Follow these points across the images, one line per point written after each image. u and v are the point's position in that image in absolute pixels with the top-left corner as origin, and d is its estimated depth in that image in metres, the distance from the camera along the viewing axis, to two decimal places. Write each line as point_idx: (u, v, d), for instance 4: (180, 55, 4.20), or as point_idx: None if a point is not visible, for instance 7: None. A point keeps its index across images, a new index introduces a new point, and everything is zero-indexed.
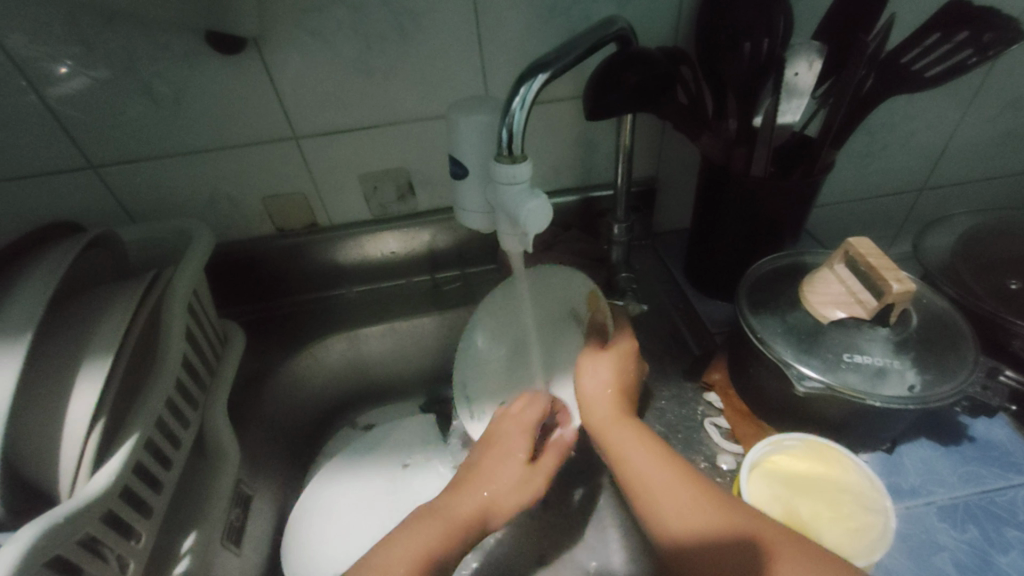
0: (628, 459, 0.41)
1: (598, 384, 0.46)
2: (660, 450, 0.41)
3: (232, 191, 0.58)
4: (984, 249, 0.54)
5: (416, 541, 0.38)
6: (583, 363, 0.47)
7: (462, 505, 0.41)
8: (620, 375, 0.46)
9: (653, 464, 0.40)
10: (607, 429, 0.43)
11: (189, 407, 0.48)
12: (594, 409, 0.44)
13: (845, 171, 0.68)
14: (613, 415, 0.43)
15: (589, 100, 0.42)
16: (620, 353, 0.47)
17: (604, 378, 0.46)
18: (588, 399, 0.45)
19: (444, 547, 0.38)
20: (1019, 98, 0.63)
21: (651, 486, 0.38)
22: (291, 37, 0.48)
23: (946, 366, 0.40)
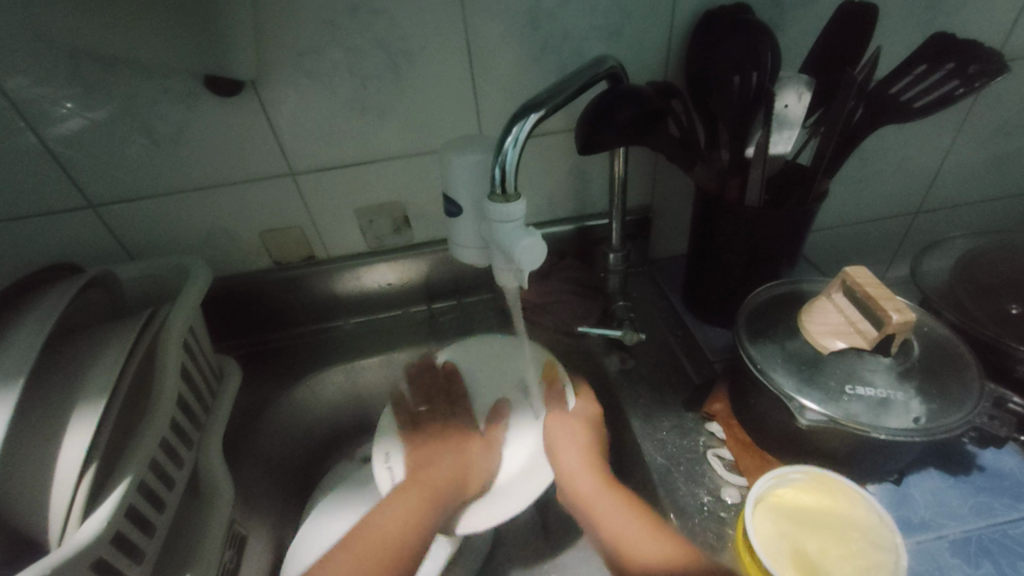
0: (609, 525, 0.44)
1: (578, 454, 0.47)
2: (631, 506, 0.45)
3: (229, 227, 0.58)
4: (983, 272, 0.54)
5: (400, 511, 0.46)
6: (553, 426, 0.50)
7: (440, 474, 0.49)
8: (593, 439, 0.49)
9: (629, 518, 0.44)
10: (588, 496, 0.46)
11: (183, 445, 0.47)
12: (575, 478, 0.46)
13: (839, 195, 0.68)
14: (597, 483, 0.46)
15: (581, 134, 0.43)
16: (585, 419, 0.50)
17: (580, 443, 0.48)
18: (567, 470, 0.47)
19: (424, 508, 0.46)
20: (1008, 122, 0.64)
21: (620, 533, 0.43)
22: (289, 76, 0.49)
23: (948, 394, 0.40)
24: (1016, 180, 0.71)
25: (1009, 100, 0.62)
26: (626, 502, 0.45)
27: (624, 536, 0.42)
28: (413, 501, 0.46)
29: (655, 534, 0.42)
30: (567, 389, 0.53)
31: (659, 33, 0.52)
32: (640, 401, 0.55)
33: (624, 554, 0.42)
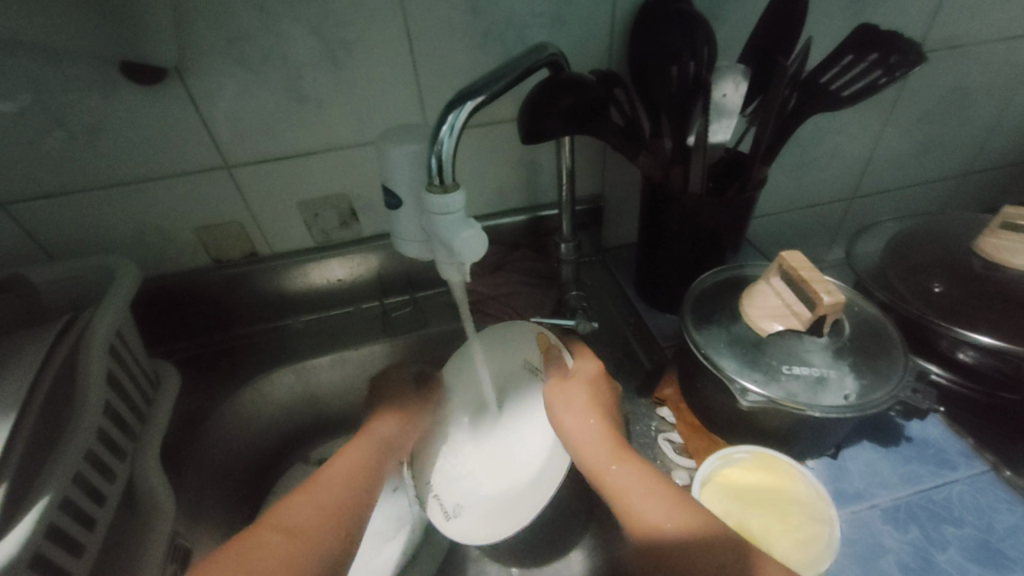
0: (626, 498, 0.38)
1: (579, 416, 0.44)
2: (643, 471, 0.40)
3: (161, 224, 0.55)
4: (910, 254, 0.57)
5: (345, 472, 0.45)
6: (552, 396, 0.47)
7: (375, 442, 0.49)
8: (595, 401, 0.45)
9: (641, 482, 0.39)
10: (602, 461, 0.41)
11: (114, 458, 0.44)
12: (582, 447, 0.42)
13: (780, 182, 0.70)
14: (608, 453, 0.41)
15: (525, 123, 0.42)
16: (584, 380, 0.47)
17: (578, 408, 0.45)
18: (575, 436, 0.43)
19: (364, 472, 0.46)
20: (931, 110, 0.68)
21: (645, 502, 0.37)
22: (217, 64, 0.46)
23: (877, 371, 0.42)
24: (940, 166, 0.75)
25: (932, 88, 0.65)
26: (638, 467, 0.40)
27: (644, 509, 0.37)
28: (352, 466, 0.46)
29: (670, 496, 0.38)
30: (563, 353, 0.51)
31: (602, 20, 0.51)
32: None
33: (639, 514, 0.37)
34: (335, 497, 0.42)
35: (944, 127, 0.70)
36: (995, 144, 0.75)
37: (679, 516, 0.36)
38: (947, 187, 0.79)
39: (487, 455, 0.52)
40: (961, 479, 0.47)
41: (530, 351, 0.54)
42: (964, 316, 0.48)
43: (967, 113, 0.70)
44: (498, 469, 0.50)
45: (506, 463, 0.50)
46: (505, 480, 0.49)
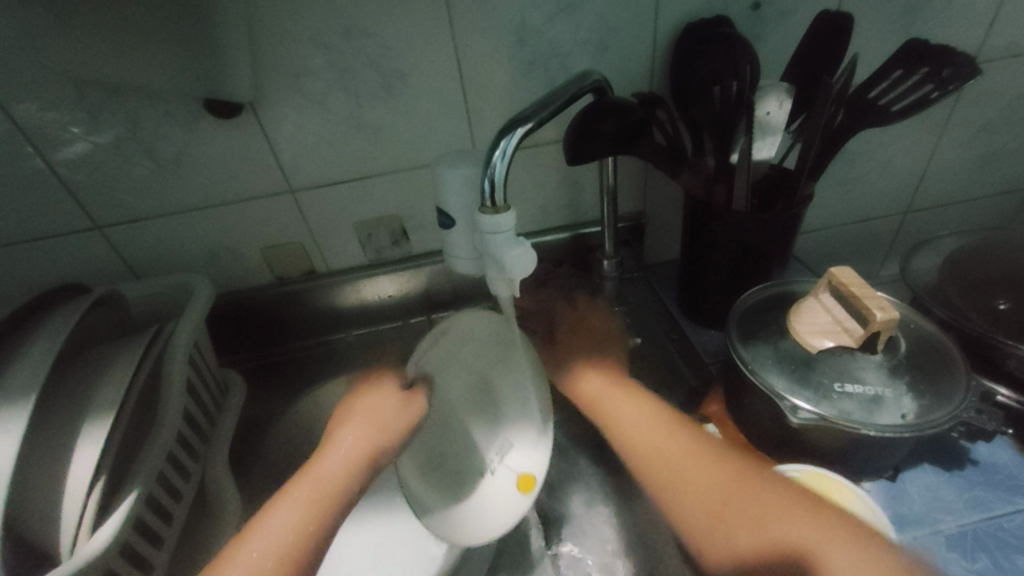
0: (706, 496, 0.39)
1: (603, 379, 0.50)
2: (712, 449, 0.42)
3: (232, 244, 0.60)
4: (973, 274, 0.55)
5: (290, 516, 0.37)
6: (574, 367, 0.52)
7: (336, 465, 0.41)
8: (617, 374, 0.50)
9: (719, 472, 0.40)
10: (606, 408, 0.48)
11: (189, 459, 0.48)
12: (601, 394, 0.49)
13: (828, 198, 0.69)
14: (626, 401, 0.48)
15: (569, 145, 0.45)
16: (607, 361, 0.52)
17: (604, 374, 0.50)
18: (595, 391, 0.49)
19: (314, 518, 0.38)
20: (991, 121, 0.66)
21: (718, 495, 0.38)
22: (287, 98, 0.51)
23: (937, 390, 0.40)
24: (1004, 179, 0.72)
25: (991, 98, 0.63)
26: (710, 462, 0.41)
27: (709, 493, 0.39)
28: (301, 505, 0.38)
29: (685, 468, 0.41)
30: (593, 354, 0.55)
31: (643, 45, 0.53)
32: None
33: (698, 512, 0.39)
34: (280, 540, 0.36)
35: (1006, 138, 0.68)
36: None
37: (745, 511, 0.37)
38: (1012, 200, 0.75)
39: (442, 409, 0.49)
40: None
41: (519, 458, 0.44)
42: None
43: None
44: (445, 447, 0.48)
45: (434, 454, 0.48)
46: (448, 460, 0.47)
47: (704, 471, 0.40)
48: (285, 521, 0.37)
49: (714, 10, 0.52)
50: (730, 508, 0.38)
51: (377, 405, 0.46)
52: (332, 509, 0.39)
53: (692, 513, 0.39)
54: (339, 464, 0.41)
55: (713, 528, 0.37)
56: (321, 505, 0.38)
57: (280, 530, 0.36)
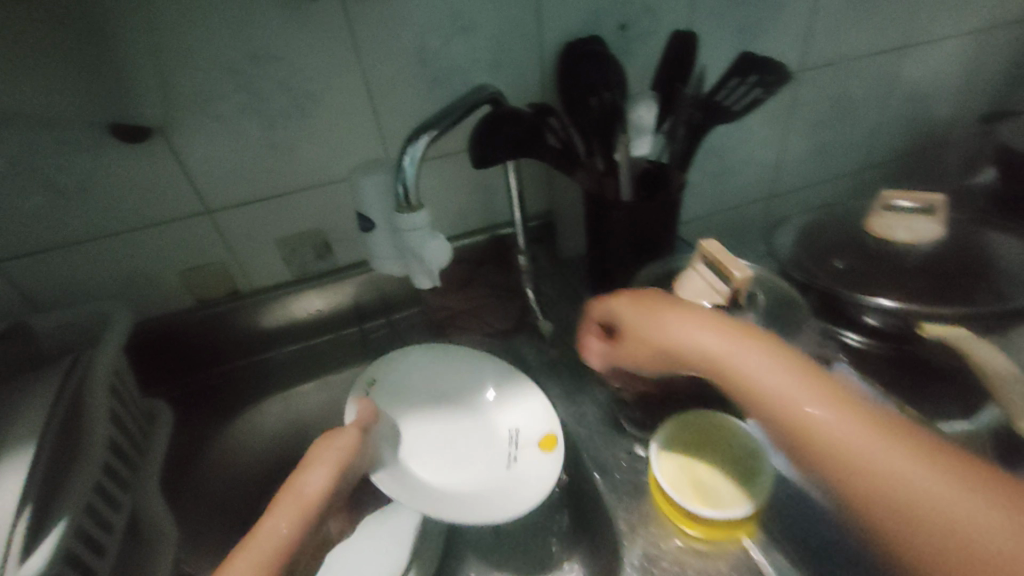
0: (826, 426, 0.34)
1: (631, 306, 0.47)
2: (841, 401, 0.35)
3: (147, 271, 0.59)
4: (820, 240, 0.66)
5: None
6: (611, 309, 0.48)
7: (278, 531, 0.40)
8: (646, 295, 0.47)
9: (798, 382, 0.36)
10: (725, 360, 0.39)
11: (119, 490, 0.47)
12: (637, 325, 0.45)
13: (706, 188, 0.80)
14: (715, 334, 0.41)
15: (475, 149, 0.51)
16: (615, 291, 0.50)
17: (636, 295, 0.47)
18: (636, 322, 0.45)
19: None
20: (822, 117, 0.80)
21: (834, 432, 0.34)
22: (197, 121, 0.52)
23: (789, 332, 0.49)
24: (839, 164, 0.87)
25: (818, 99, 0.77)
26: (793, 371, 0.37)
27: (837, 430, 0.34)
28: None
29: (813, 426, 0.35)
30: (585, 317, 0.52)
31: (532, 63, 0.60)
32: (562, 383, 0.62)
33: (808, 436, 0.35)
34: None
35: (835, 130, 0.83)
36: (881, 141, 0.88)
37: (890, 469, 0.32)
38: (850, 181, 0.91)
39: (436, 433, 0.56)
40: None
41: (528, 432, 0.53)
42: (863, 285, 0.58)
43: (852, 118, 0.82)
44: (451, 462, 0.54)
45: (450, 467, 0.53)
46: (462, 469, 0.53)
47: (850, 430, 0.34)
48: None
49: (588, 32, 0.60)
50: (865, 462, 0.32)
51: (317, 455, 0.45)
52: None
53: (833, 467, 0.33)
54: (281, 522, 0.40)
55: (861, 502, 0.32)
56: (263, 570, 0.37)
57: None
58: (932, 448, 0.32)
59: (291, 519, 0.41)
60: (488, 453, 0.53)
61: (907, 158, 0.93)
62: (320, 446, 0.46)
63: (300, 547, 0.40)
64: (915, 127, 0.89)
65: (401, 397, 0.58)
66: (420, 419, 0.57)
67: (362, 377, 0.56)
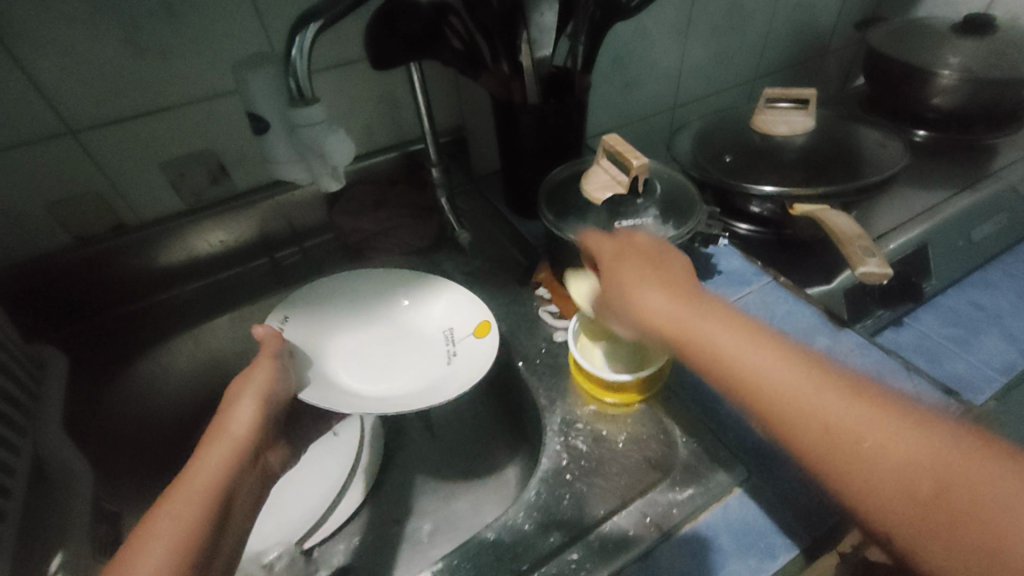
0: (800, 402, 0.31)
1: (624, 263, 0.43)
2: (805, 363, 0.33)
3: (4, 204, 0.52)
4: (715, 139, 0.71)
5: (173, 516, 0.35)
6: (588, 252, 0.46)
7: (208, 463, 0.39)
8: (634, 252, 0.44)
9: (775, 362, 0.33)
10: (687, 325, 0.37)
11: (13, 435, 0.44)
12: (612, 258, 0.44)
13: (616, 98, 0.82)
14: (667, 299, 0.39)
15: (371, 48, 0.54)
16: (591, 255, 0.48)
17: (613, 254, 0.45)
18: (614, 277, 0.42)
19: (202, 518, 0.35)
20: (718, 24, 0.83)
21: (806, 407, 0.31)
22: (36, 19, 0.45)
23: (684, 214, 0.54)
24: (734, 72, 0.93)
25: (714, 4, 0.80)
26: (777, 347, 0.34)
27: (814, 405, 0.31)
28: (182, 512, 0.35)
29: (769, 390, 0.32)
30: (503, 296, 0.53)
31: None
32: (483, 289, 0.64)
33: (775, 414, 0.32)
34: (178, 526, 0.34)
35: (730, 38, 0.87)
36: (770, 50, 0.93)
37: (850, 423, 0.30)
38: (744, 90, 0.97)
39: (365, 351, 0.55)
40: (754, 289, 0.60)
41: (463, 328, 0.55)
42: (745, 176, 0.63)
43: (744, 25, 0.87)
44: (384, 370, 0.53)
45: (383, 376, 0.53)
46: (398, 373, 0.53)
47: (863, 417, 0.30)
48: (173, 523, 0.34)
49: None
50: (843, 439, 0.30)
51: (237, 392, 0.45)
52: (214, 508, 0.36)
53: (796, 436, 0.31)
54: (213, 460, 0.39)
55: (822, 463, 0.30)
56: (205, 496, 0.37)
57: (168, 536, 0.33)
58: (939, 431, 0.28)
59: (224, 454, 0.40)
60: (424, 353, 0.54)
61: (795, 66, 1.00)
62: (235, 388, 0.45)
63: (240, 478, 0.40)
64: (801, 35, 0.95)
65: (319, 315, 0.56)
66: (340, 337, 0.55)
67: (273, 313, 0.54)
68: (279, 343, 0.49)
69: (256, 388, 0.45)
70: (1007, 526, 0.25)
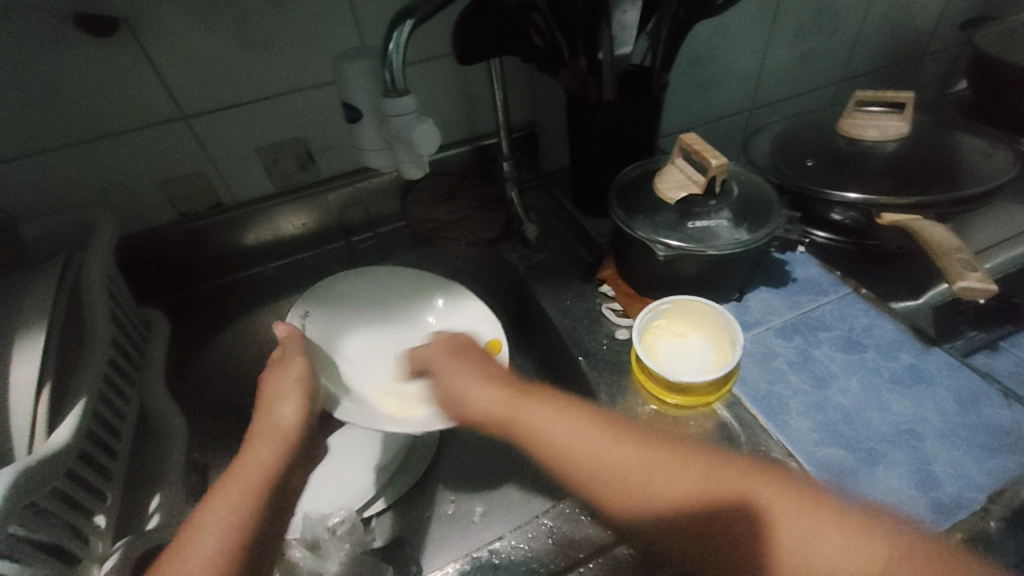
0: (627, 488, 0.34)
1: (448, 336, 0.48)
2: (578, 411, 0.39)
3: (126, 182, 0.58)
4: (795, 142, 0.68)
5: (220, 513, 0.35)
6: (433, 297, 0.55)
7: (257, 459, 0.39)
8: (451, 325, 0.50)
9: (596, 436, 0.37)
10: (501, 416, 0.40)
11: (125, 384, 0.49)
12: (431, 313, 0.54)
13: (690, 99, 0.81)
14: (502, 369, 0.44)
15: (459, 48, 0.54)
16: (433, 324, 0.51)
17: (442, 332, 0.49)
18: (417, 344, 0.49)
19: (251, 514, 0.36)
20: (806, 24, 0.80)
21: (626, 477, 0.34)
22: (165, 15, 0.50)
23: (762, 217, 0.52)
24: (818, 75, 0.89)
25: (803, 2, 0.77)
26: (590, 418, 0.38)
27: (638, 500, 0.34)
28: (232, 509, 0.36)
29: (592, 460, 0.36)
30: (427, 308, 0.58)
31: None
32: (546, 283, 0.65)
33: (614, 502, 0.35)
34: (228, 524, 0.35)
35: (817, 38, 0.83)
36: (860, 51, 0.89)
37: (717, 492, 0.32)
38: (828, 93, 0.93)
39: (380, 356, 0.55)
40: (831, 300, 0.58)
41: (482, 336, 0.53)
42: (827, 181, 0.60)
43: (833, 25, 0.82)
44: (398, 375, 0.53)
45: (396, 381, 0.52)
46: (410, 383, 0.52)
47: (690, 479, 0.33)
48: (221, 521, 0.35)
49: None
50: (710, 504, 0.32)
51: (277, 387, 0.44)
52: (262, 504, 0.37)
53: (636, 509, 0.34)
54: (261, 456, 0.39)
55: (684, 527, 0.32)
56: (252, 496, 0.37)
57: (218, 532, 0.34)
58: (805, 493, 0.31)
59: (270, 451, 0.40)
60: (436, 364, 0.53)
61: (886, 69, 0.94)
62: (281, 377, 0.44)
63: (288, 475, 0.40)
64: (896, 37, 0.89)
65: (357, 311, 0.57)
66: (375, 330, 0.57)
67: (297, 305, 0.53)
68: (297, 342, 0.47)
69: (302, 384, 0.44)
70: (808, 551, 0.29)
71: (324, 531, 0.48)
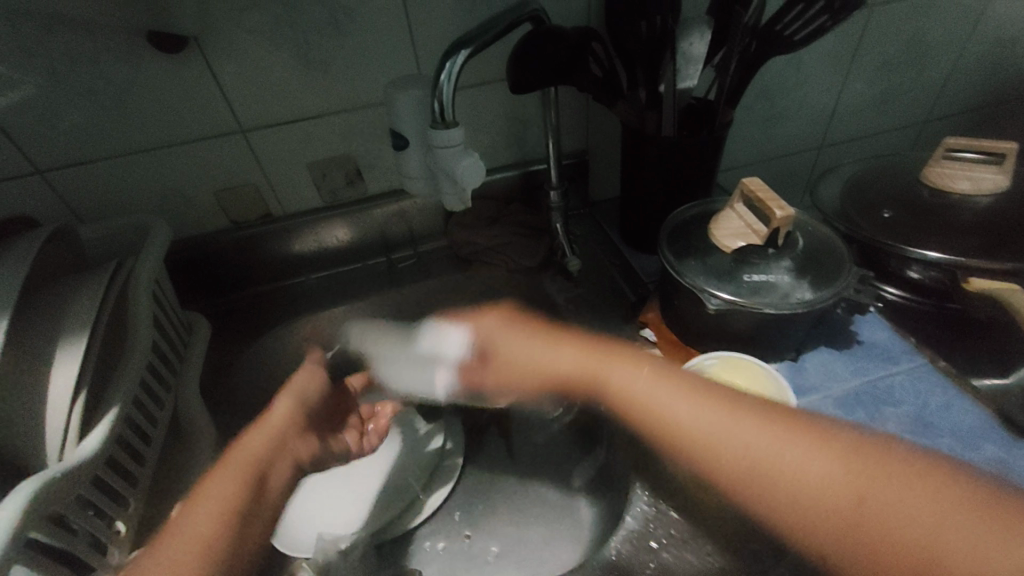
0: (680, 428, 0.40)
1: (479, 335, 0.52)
2: (651, 370, 0.43)
3: (184, 189, 0.60)
4: (870, 189, 0.63)
5: (215, 486, 0.38)
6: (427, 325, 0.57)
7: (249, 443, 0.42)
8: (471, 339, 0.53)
9: (642, 377, 0.43)
10: (554, 367, 0.47)
11: (162, 390, 0.50)
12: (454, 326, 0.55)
13: (755, 133, 0.76)
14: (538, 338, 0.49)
15: (510, 73, 0.49)
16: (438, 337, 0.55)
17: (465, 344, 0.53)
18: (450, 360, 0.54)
19: (239, 488, 0.38)
20: (891, 59, 0.74)
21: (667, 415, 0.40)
22: (231, 33, 0.51)
23: (828, 275, 0.48)
24: (900, 114, 0.82)
25: (890, 37, 0.71)
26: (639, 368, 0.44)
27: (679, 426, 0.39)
28: (224, 482, 0.38)
29: (654, 406, 0.41)
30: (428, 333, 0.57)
31: None
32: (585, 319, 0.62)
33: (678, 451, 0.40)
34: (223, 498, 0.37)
35: (902, 75, 0.76)
36: (951, 90, 0.81)
37: (773, 453, 0.36)
38: (910, 132, 0.85)
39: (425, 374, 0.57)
40: (902, 371, 0.52)
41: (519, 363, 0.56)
42: (905, 235, 0.55)
43: (922, 62, 0.76)
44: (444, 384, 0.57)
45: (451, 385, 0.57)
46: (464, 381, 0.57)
47: (749, 435, 0.37)
48: (217, 491, 0.37)
49: None
50: (735, 447, 0.37)
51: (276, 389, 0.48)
52: (254, 482, 0.39)
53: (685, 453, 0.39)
54: (255, 442, 0.42)
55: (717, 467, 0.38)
56: (241, 478, 0.39)
57: (211, 505, 0.36)
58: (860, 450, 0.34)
59: (265, 439, 0.43)
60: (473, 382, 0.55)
61: (979, 110, 0.86)
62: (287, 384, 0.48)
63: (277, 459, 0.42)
64: (994, 75, 0.81)
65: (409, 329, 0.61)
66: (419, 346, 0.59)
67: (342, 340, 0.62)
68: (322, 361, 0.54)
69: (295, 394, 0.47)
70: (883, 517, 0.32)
71: (336, 557, 0.48)
